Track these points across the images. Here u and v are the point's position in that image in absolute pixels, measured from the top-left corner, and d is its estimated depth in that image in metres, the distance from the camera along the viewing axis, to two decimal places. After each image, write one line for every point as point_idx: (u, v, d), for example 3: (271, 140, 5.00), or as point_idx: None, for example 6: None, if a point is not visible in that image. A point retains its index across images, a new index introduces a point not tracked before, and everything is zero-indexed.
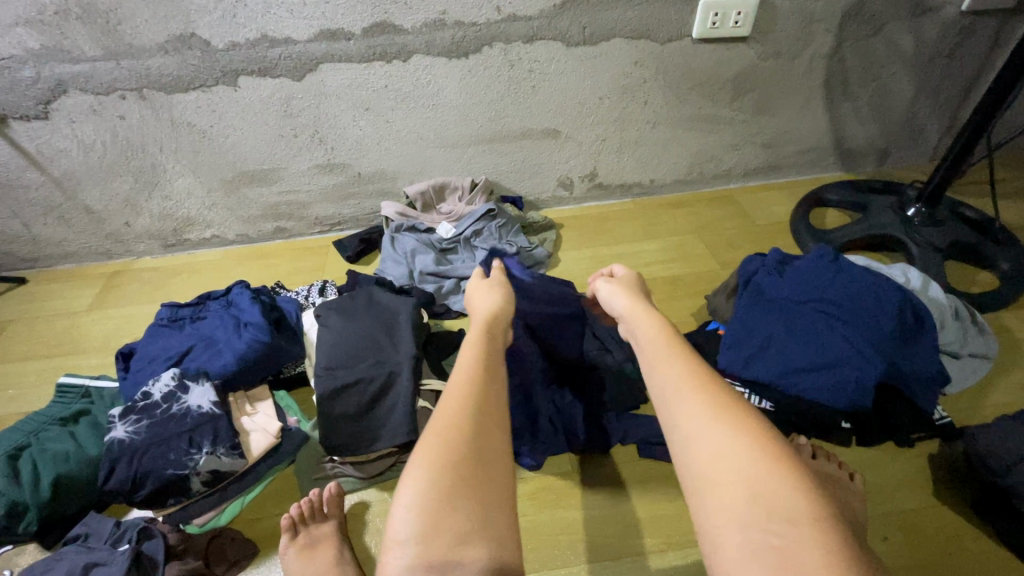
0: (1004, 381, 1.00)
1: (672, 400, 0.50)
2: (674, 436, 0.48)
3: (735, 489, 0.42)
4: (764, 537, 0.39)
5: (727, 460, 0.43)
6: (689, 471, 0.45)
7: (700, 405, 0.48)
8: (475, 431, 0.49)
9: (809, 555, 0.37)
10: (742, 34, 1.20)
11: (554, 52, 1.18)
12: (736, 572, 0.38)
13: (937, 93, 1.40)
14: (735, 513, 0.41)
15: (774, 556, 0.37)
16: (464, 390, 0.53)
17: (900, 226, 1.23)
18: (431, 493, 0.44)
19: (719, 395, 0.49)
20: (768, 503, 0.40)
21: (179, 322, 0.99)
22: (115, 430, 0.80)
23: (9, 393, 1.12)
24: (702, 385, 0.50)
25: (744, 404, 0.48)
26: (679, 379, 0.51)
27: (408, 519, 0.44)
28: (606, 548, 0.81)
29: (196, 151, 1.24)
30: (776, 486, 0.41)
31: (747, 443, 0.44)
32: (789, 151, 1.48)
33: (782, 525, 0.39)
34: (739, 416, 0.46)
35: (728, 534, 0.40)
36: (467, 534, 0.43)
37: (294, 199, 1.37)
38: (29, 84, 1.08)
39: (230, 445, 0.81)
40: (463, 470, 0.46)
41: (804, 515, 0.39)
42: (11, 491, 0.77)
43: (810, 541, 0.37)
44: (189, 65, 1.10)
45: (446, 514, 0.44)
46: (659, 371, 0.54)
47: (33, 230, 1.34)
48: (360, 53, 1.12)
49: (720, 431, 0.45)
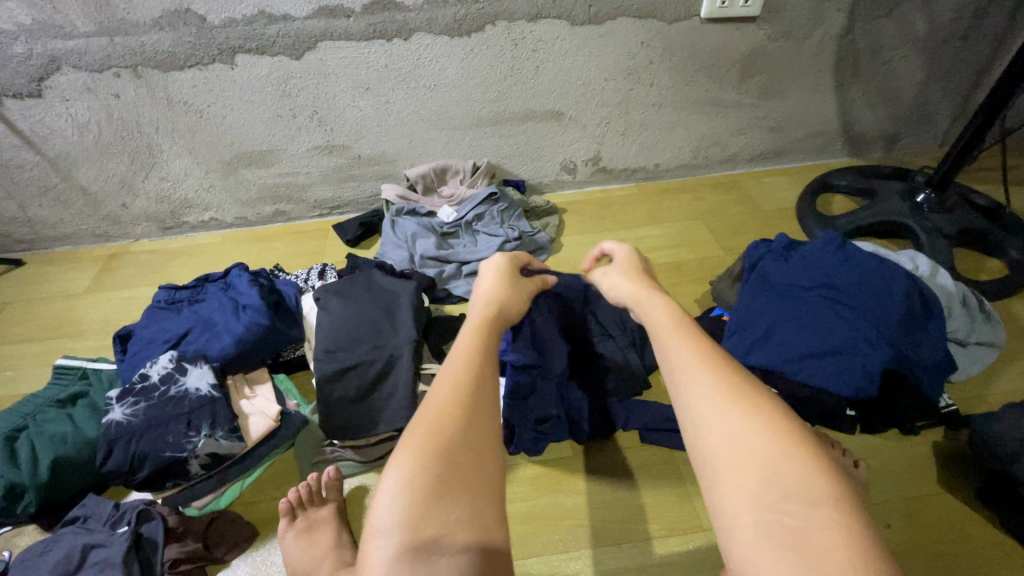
0: (1011, 369, 0.99)
1: (686, 380, 0.49)
2: (687, 416, 0.47)
3: (742, 474, 0.41)
4: (773, 522, 0.38)
5: (744, 440, 0.43)
6: (702, 450, 0.45)
7: (716, 385, 0.47)
8: (466, 420, 0.48)
9: (826, 535, 0.37)
10: (751, 13, 1.17)
11: (558, 31, 1.15)
12: (750, 551, 0.38)
13: (949, 77, 1.37)
14: (749, 494, 0.40)
15: (781, 541, 0.37)
16: (458, 378, 0.52)
17: (908, 213, 1.21)
18: (416, 485, 0.44)
19: (725, 377, 0.48)
20: (784, 484, 0.40)
21: (176, 305, 0.98)
22: (112, 412, 0.79)
23: (7, 375, 1.11)
24: (718, 366, 0.49)
25: (751, 386, 0.47)
26: (693, 359, 0.50)
27: (392, 511, 0.44)
28: (607, 533, 0.80)
29: (193, 131, 1.22)
30: (793, 468, 0.40)
31: (765, 424, 0.43)
32: (796, 136, 1.45)
33: (799, 506, 0.38)
34: (755, 398, 0.46)
35: (742, 514, 0.40)
36: (453, 523, 0.44)
37: (293, 181, 1.35)
38: (21, 60, 1.05)
39: (229, 428, 0.80)
40: (452, 459, 0.46)
41: (822, 496, 0.39)
42: (8, 473, 0.76)
43: (827, 522, 0.37)
44: (184, 42, 1.07)
45: (436, 504, 0.44)
46: (672, 350, 0.52)
47: (29, 212, 1.32)
48: (359, 31, 1.10)
49: (735, 411, 0.45)
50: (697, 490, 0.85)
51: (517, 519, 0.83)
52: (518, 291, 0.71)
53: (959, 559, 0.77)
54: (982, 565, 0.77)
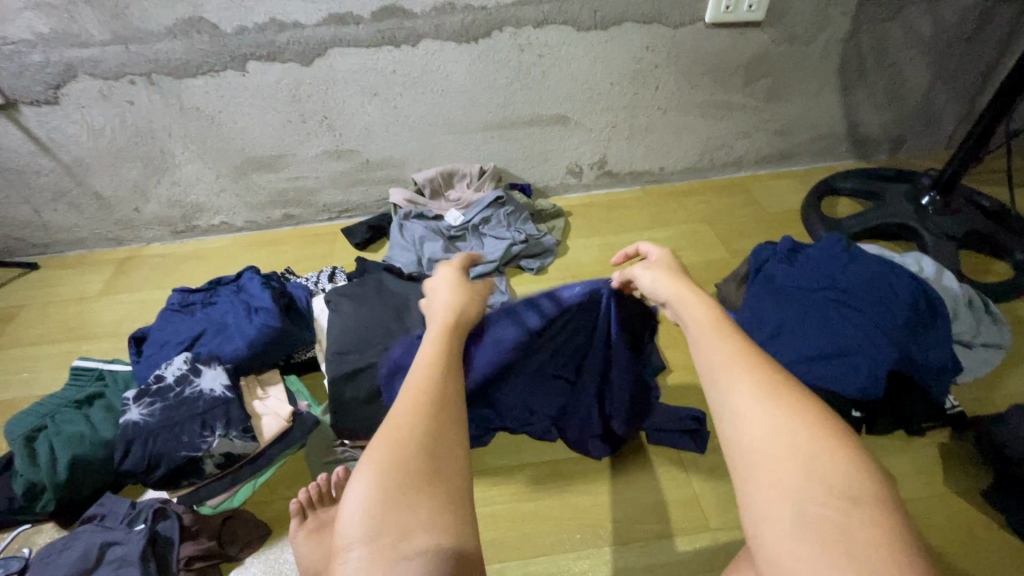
0: (1018, 371, 0.99)
1: (722, 378, 0.49)
2: (724, 410, 0.47)
3: (779, 469, 0.42)
4: (809, 513, 0.39)
5: (786, 437, 0.43)
6: (742, 444, 0.45)
7: (751, 383, 0.47)
8: (428, 425, 0.49)
9: (869, 530, 0.37)
10: (755, 18, 1.19)
11: (564, 36, 1.16)
12: (786, 541, 0.38)
13: (955, 79, 1.37)
14: (790, 488, 0.40)
15: (818, 533, 0.37)
16: (413, 389, 0.52)
17: (914, 215, 1.21)
18: (378, 493, 0.46)
19: (760, 376, 0.48)
20: (826, 480, 0.40)
21: (190, 307, 0.99)
22: (129, 412, 0.81)
23: (23, 376, 1.13)
24: (759, 366, 0.49)
25: (786, 385, 0.47)
26: (733, 357, 0.50)
27: (355, 520, 0.45)
28: (615, 533, 0.81)
29: (204, 137, 1.24)
30: (835, 466, 0.41)
31: (807, 424, 0.44)
32: (801, 139, 1.46)
33: (841, 502, 0.39)
34: (794, 398, 0.46)
35: (779, 506, 0.40)
36: (413, 528, 0.44)
37: (302, 186, 1.37)
38: (38, 69, 1.08)
39: (242, 428, 0.82)
40: (414, 464, 0.46)
41: (862, 494, 0.39)
42: (27, 472, 0.79)
43: (869, 518, 0.38)
44: (197, 50, 1.09)
45: (397, 510, 0.44)
46: (710, 346, 0.52)
47: (44, 217, 1.35)
48: (369, 38, 1.12)
49: (776, 410, 0.45)
50: (704, 490, 0.85)
51: (526, 520, 0.84)
52: (480, 296, 0.68)
53: (967, 561, 0.78)
54: (989, 566, 0.77)
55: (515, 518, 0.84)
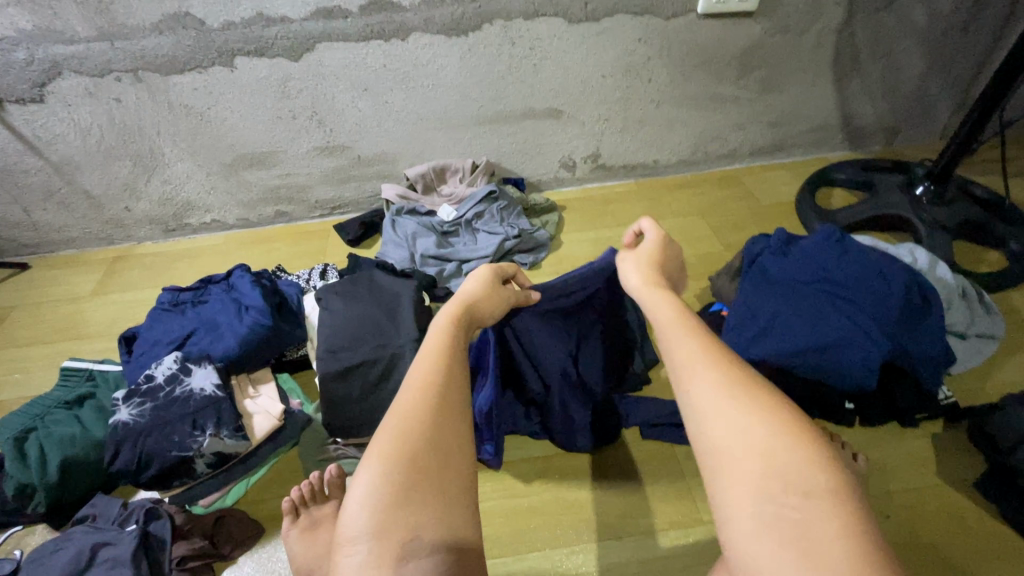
0: (1011, 361, 0.99)
1: (688, 372, 0.49)
2: (690, 408, 0.47)
3: (740, 466, 0.42)
4: (771, 513, 0.39)
5: (748, 434, 0.43)
6: (707, 444, 0.45)
7: (716, 377, 0.47)
8: (430, 419, 0.49)
9: (828, 527, 0.37)
10: (748, 8, 1.17)
11: (555, 29, 1.15)
12: (750, 541, 0.38)
13: (949, 68, 1.36)
14: (751, 488, 0.40)
15: (778, 532, 0.38)
16: (413, 383, 0.52)
17: (908, 206, 1.21)
18: (382, 489, 0.46)
19: (726, 370, 0.48)
20: (787, 478, 0.40)
21: (180, 306, 0.99)
22: (119, 413, 0.81)
23: (15, 377, 1.12)
24: (724, 361, 0.49)
25: (753, 378, 0.47)
26: (700, 353, 0.50)
27: (359, 516, 0.45)
28: (609, 527, 0.81)
29: (194, 134, 1.23)
30: (797, 462, 0.41)
31: (771, 419, 0.43)
32: (796, 130, 1.45)
33: (801, 499, 0.39)
34: (757, 393, 0.46)
35: (742, 505, 0.40)
36: (417, 526, 0.44)
37: (294, 182, 1.36)
38: (23, 66, 1.06)
39: (234, 427, 0.82)
40: (417, 460, 0.47)
41: (824, 489, 0.39)
42: (18, 473, 0.78)
43: (829, 515, 0.38)
44: (183, 46, 1.08)
45: (402, 508, 0.45)
46: (678, 343, 0.52)
47: (33, 216, 1.33)
48: (357, 32, 1.10)
49: (738, 407, 0.45)
50: (697, 484, 0.85)
51: (519, 515, 0.83)
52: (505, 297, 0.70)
53: (958, 551, 0.78)
54: (980, 555, 0.77)
55: (507, 514, 0.84)
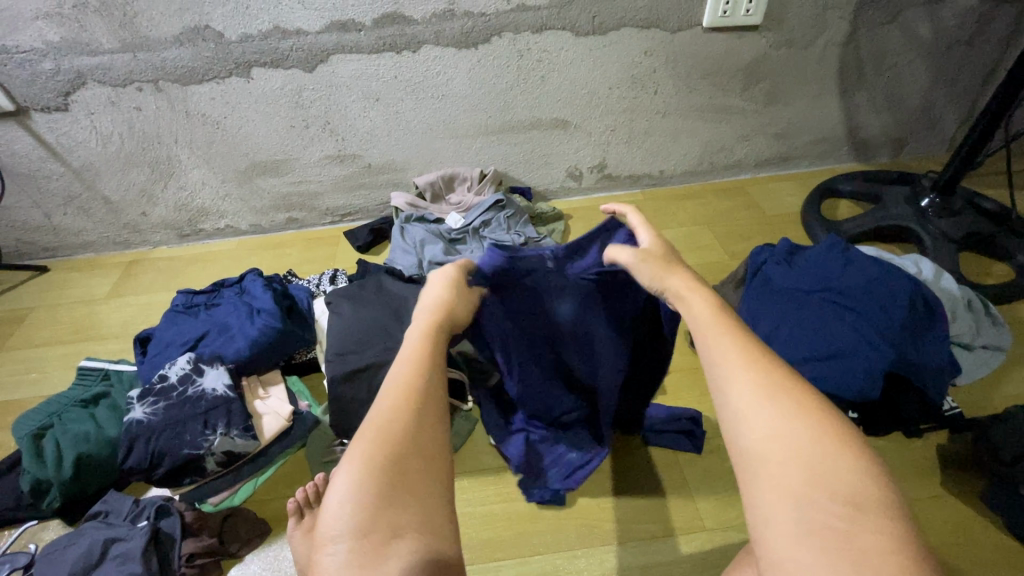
0: (1020, 373, 0.98)
1: (726, 375, 0.48)
2: (727, 413, 0.47)
3: (784, 473, 0.41)
4: (815, 520, 0.39)
5: (791, 440, 0.42)
6: (746, 448, 0.44)
7: (756, 381, 0.46)
8: (413, 423, 0.49)
9: (869, 535, 0.37)
10: (754, 22, 1.19)
11: (563, 41, 1.18)
12: (792, 547, 0.38)
13: (955, 82, 1.37)
14: (792, 495, 0.40)
15: (821, 539, 0.38)
16: (401, 389, 0.51)
17: (914, 217, 1.21)
18: (365, 489, 0.45)
19: (770, 376, 0.47)
20: (827, 484, 0.40)
21: (194, 309, 1.01)
22: (134, 411, 0.83)
23: (31, 376, 1.15)
24: (764, 368, 0.48)
25: (796, 384, 0.47)
26: (737, 356, 0.49)
27: (342, 516, 0.45)
28: (611, 533, 0.82)
29: (210, 141, 1.26)
30: (839, 471, 0.40)
31: (810, 429, 0.43)
32: (801, 142, 1.46)
33: (841, 506, 0.39)
34: (796, 399, 0.45)
35: (782, 510, 0.40)
36: (401, 530, 0.45)
37: (306, 190, 1.39)
38: (49, 76, 1.11)
39: (243, 426, 0.83)
40: (401, 464, 0.47)
41: (866, 500, 0.39)
42: (35, 469, 0.81)
43: (872, 522, 0.38)
44: (202, 57, 1.11)
45: (383, 512, 0.45)
46: (715, 346, 0.50)
47: (53, 220, 1.37)
48: (370, 44, 1.13)
49: (777, 412, 0.44)
50: (700, 491, 0.86)
51: (521, 518, 0.84)
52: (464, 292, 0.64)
53: (963, 563, 0.77)
54: (984, 568, 0.77)
55: (510, 517, 0.84)
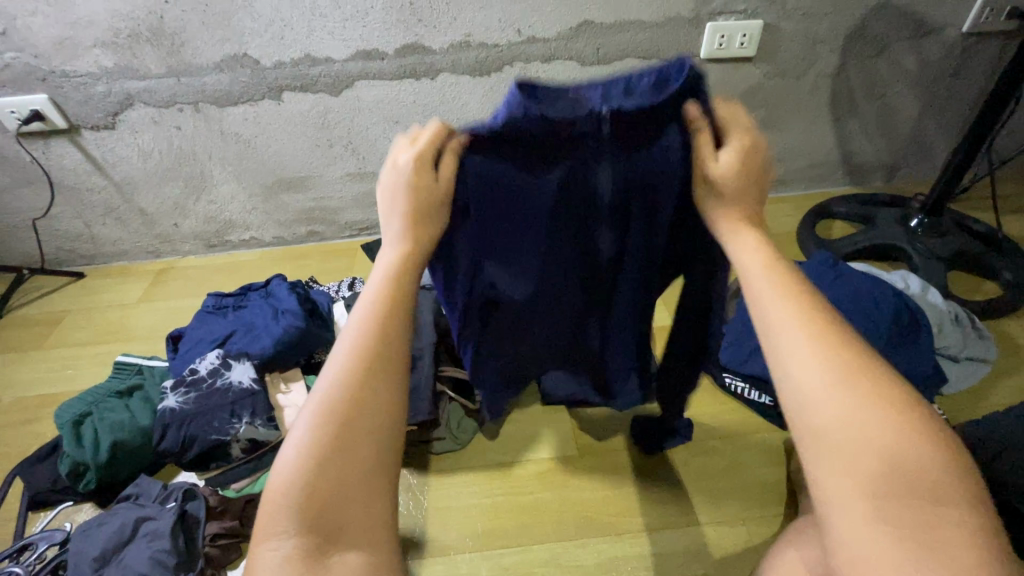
0: (1005, 384, 1.02)
1: (796, 359, 0.42)
2: (796, 398, 0.41)
3: (858, 468, 0.38)
4: (887, 513, 0.37)
5: (869, 433, 0.38)
6: (816, 436, 0.40)
7: (834, 365, 0.40)
8: (358, 403, 0.41)
9: (949, 530, 0.36)
10: (747, 54, 1.28)
11: (570, 70, 1.27)
12: (870, 540, 0.37)
13: (943, 110, 1.44)
14: (868, 489, 0.37)
15: (898, 532, 0.37)
16: (356, 363, 0.42)
17: (904, 237, 1.26)
18: (308, 481, 0.38)
19: (845, 359, 0.41)
20: (908, 477, 0.37)
21: (223, 310, 1.09)
22: (167, 399, 0.89)
23: (67, 373, 1.23)
24: (836, 351, 0.41)
25: (872, 364, 0.41)
26: (808, 338, 0.42)
27: (283, 512, 0.38)
28: (607, 525, 0.86)
29: (241, 158, 1.36)
30: (920, 465, 0.37)
31: (891, 418, 0.38)
32: (798, 165, 1.53)
33: (920, 500, 0.37)
34: (873, 384, 0.40)
35: (857, 502, 0.38)
36: (350, 527, 0.39)
37: (328, 205, 1.48)
38: (101, 98, 1.22)
39: (267, 417, 0.91)
40: (349, 454, 0.40)
41: (945, 491, 0.37)
42: (75, 452, 0.88)
43: (948, 515, 0.36)
44: (239, 81, 1.22)
45: (325, 509, 0.38)
46: (778, 330, 0.43)
47: (93, 230, 1.47)
48: (392, 71, 1.24)
49: (859, 400, 0.39)
50: (694, 489, 0.90)
51: (525, 510, 0.89)
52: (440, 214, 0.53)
53: None
54: None
55: (513, 509, 0.89)
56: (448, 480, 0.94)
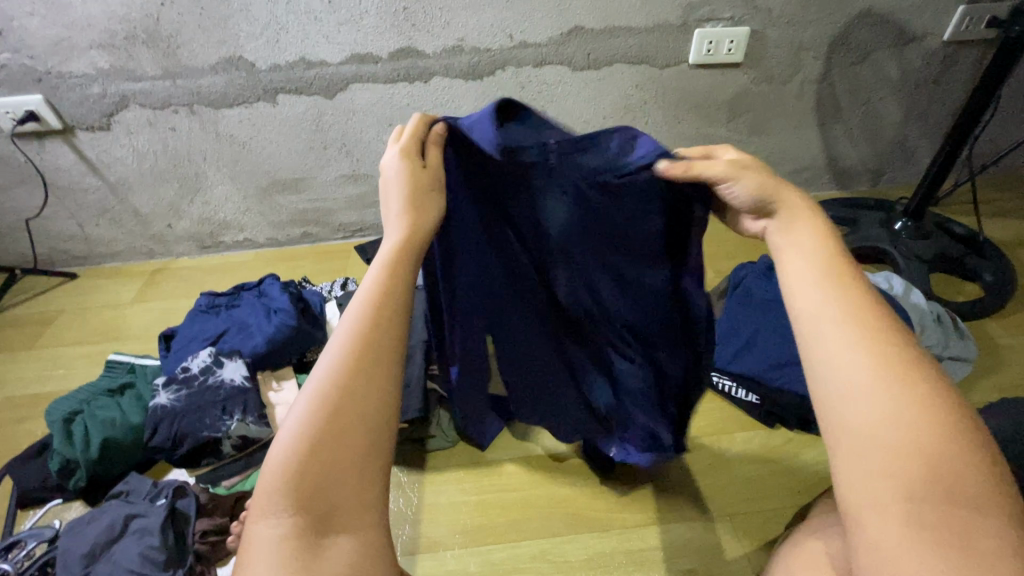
0: (986, 383, 1.04)
1: (837, 347, 0.42)
2: (833, 386, 0.41)
3: (892, 461, 0.37)
4: (925, 512, 0.35)
5: (907, 428, 0.37)
6: (849, 425, 0.39)
7: (874, 356, 0.41)
8: (349, 381, 0.42)
9: (988, 539, 0.35)
10: (735, 60, 1.31)
11: (561, 75, 1.29)
12: (902, 537, 0.35)
13: (926, 116, 1.47)
14: (904, 485, 0.36)
15: (935, 533, 0.35)
16: (350, 351, 0.43)
17: (888, 240, 1.29)
18: (303, 454, 0.39)
19: (889, 352, 0.41)
20: (949, 484, 0.36)
21: (216, 308, 1.09)
22: (158, 397, 0.90)
23: (60, 372, 1.23)
24: (887, 352, 0.41)
25: (919, 365, 0.40)
26: (855, 335, 0.42)
27: (274, 487, 0.39)
28: (596, 520, 0.87)
29: (235, 159, 1.37)
30: (960, 469, 0.36)
31: (936, 426, 0.37)
32: (785, 170, 1.56)
33: (959, 505, 0.35)
34: (926, 389, 0.39)
35: (892, 498, 0.36)
36: (343, 509, 0.39)
37: (322, 207, 1.50)
38: (96, 99, 1.23)
39: (258, 414, 0.91)
40: (340, 431, 0.40)
41: (987, 500, 0.36)
42: (65, 449, 0.88)
43: (989, 527, 0.35)
44: (234, 84, 1.23)
45: (319, 487, 0.39)
46: (820, 322, 0.43)
47: (86, 231, 1.48)
48: (386, 75, 1.25)
49: (899, 396, 0.39)
50: (682, 485, 0.91)
51: (515, 506, 0.90)
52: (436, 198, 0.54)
53: None
54: None
55: (503, 505, 0.90)
56: (437, 478, 0.94)
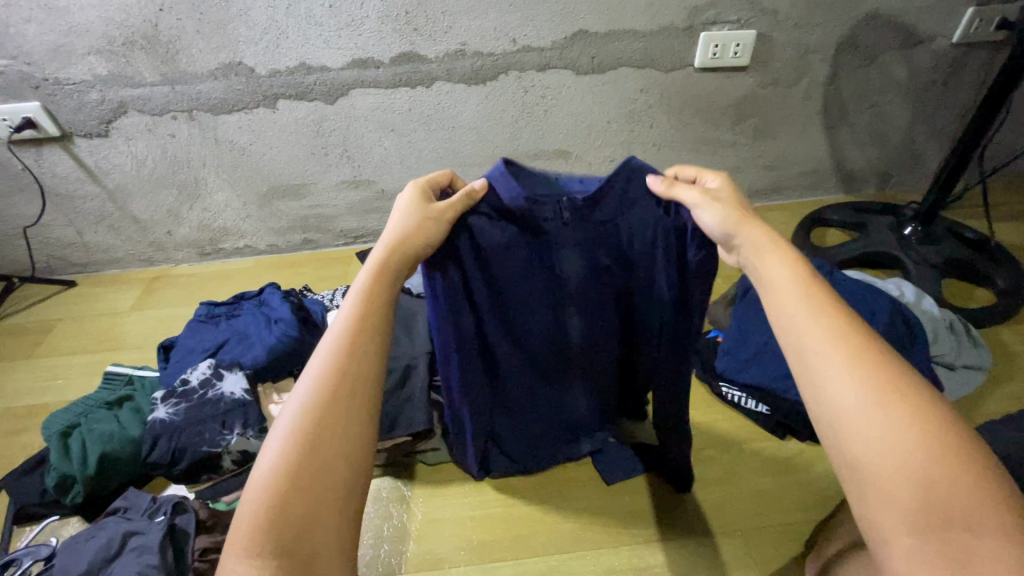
0: (999, 392, 1.02)
1: (820, 368, 0.41)
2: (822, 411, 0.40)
3: (889, 488, 0.35)
4: (928, 543, 0.33)
5: (898, 451, 0.36)
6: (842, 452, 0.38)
7: (859, 376, 0.39)
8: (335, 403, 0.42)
9: (995, 565, 0.32)
10: (741, 63, 1.29)
11: (565, 79, 1.27)
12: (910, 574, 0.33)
13: (934, 119, 1.45)
14: (903, 514, 0.35)
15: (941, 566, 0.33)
16: (331, 375, 0.43)
17: (897, 245, 1.27)
18: (283, 481, 0.38)
19: (872, 372, 0.39)
20: (946, 508, 0.34)
21: (215, 318, 1.07)
22: (158, 411, 0.88)
23: (57, 382, 1.21)
24: (870, 369, 0.40)
25: (901, 380, 0.39)
26: (831, 356, 0.41)
27: (252, 518, 0.37)
28: (603, 535, 0.85)
29: (235, 166, 1.35)
30: (958, 492, 0.34)
31: (925, 446, 0.36)
32: (791, 173, 1.54)
33: (961, 532, 0.33)
34: (915, 404, 0.37)
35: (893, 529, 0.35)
36: (324, 538, 0.38)
37: (322, 213, 1.48)
38: (94, 106, 1.21)
39: (259, 428, 0.90)
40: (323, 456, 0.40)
41: (993, 523, 0.33)
42: (61, 465, 0.86)
43: (993, 551, 0.32)
44: (234, 89, 1.22)
45: (298, 515, 0.38)
46: (807, 343, 0.42)
47: (84, 238, 1.46)
48: (387, 80, 1.24)
49: (886, 416, 0.37)
50: (690, 499, 0.89)
51: (520, 521, 0.88)
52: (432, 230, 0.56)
53: None
54: None
55: (508, 520, 0.88)
56: (441, 492, 0.92)
